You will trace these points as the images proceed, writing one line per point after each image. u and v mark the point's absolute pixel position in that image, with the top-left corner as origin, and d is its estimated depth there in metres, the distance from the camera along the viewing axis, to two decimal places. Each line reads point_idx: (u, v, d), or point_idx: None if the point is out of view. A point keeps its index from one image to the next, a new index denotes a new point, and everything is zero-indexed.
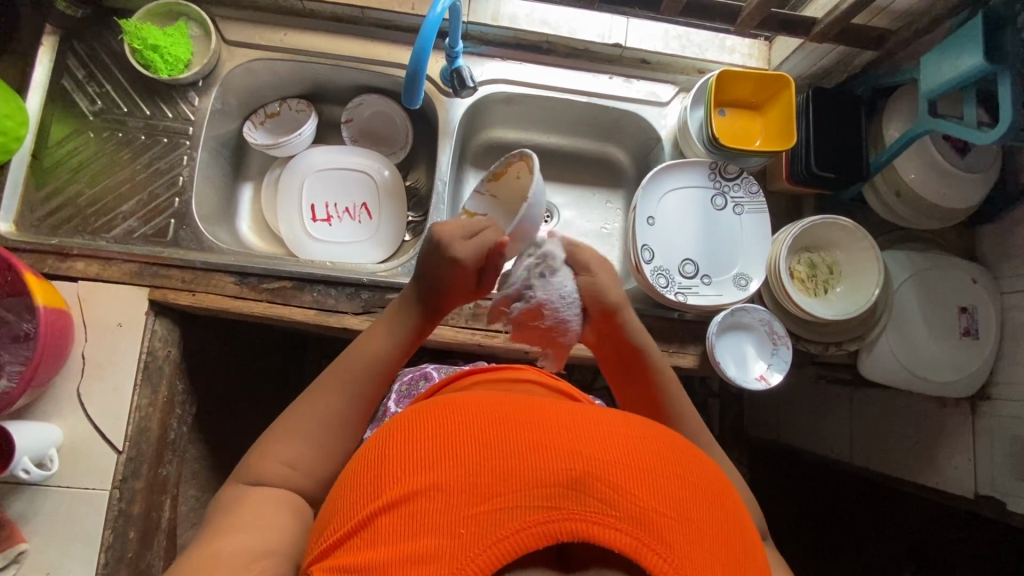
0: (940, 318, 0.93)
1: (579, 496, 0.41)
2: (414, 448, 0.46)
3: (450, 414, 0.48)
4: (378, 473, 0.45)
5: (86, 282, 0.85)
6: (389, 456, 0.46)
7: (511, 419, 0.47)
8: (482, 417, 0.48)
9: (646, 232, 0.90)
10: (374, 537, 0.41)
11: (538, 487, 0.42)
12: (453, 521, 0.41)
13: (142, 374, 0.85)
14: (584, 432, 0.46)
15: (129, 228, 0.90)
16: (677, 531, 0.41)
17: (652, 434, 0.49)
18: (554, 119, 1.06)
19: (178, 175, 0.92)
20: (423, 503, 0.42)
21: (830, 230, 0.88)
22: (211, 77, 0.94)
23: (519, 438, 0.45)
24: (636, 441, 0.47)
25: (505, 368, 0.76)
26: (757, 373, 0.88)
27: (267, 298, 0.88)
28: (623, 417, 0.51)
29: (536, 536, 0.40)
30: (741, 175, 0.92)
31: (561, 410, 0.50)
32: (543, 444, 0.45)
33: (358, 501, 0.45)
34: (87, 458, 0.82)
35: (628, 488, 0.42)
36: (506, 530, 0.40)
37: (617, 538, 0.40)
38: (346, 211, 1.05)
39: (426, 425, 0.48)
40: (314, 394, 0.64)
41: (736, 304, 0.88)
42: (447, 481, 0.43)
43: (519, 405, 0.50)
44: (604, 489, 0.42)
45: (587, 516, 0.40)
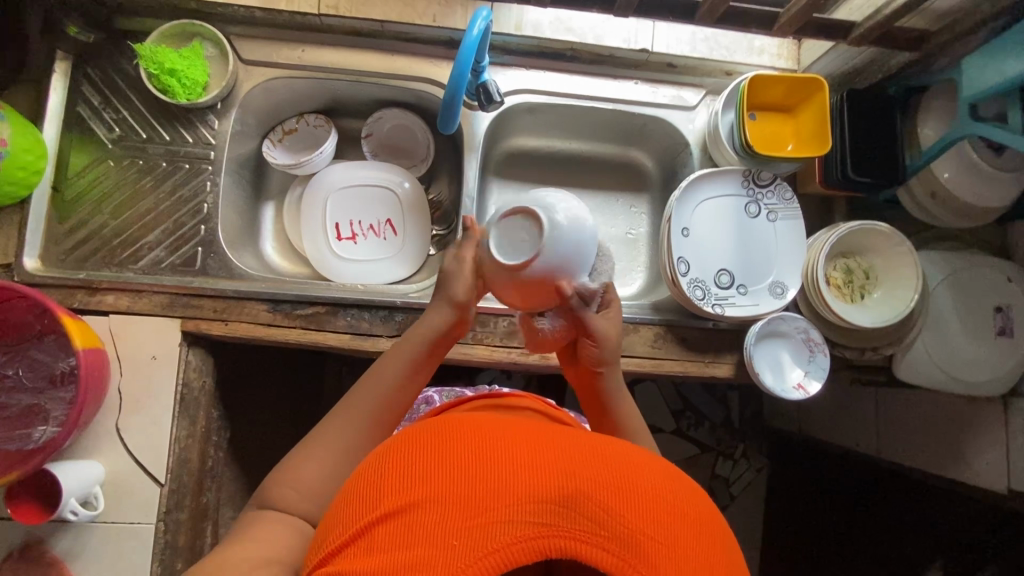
0: (976, 318, 0.93)
1: (570, 514, 0.41)
2: (412, 460, 0.45)
3: (451, 426, 0.48)
4: (376, 483, 0.45)
5: (118, 316, 0.84)
6: (387, 467, 0.46)
7: (508, 434, 0.47)
8: (481, 430, 0.47)
9: (681, 243, 0.89)
10: (369, 546, 0.41)
11: (532, 503, 0.42)
12: (446, 533, 0.40)
13: (180, 407, 0.84)
14: (580, 452, 0.47)
15: (156, 258, 0.88)
16: (663, 552, 0.41)
17: (644, 457, 0.49)
18: (578, 126, 1.04)
19: (202, 202, 0.90)
20: (417, 514, 0.41)
21: (867, 235, 0.87)
22: (229, 98, 0.92)
23: (516, 454, 0.45)
24: (628, 461, 0.47)
25: (507, 395, 0.76)
26: (795, 381, 0.88)
27: (301, 324, 0.87)
28: (617, 439, 0.51)
29: (527, 551, 0.40)
30: (775, 182, 0.91)
31: (558, 429, 0.50)
32: (539, 461, 0.44)
33: (357, 511, 0.45)
34: (131, 493, 0.82)
35: (619, 508, 0.42)
36: (497, 544, 0.40)
37: (604, 556, 0.40)
38: (371, 228, 1.04)
39: (426, 435, 0.48)
40: (327, 426, 0.65)
41: (774, 313, 0.87)
42: (443, 493, 0.42)
43: (517, 423, 0.50)
44: (595, 508, 0.42)
45: (577, 533, 0.41)
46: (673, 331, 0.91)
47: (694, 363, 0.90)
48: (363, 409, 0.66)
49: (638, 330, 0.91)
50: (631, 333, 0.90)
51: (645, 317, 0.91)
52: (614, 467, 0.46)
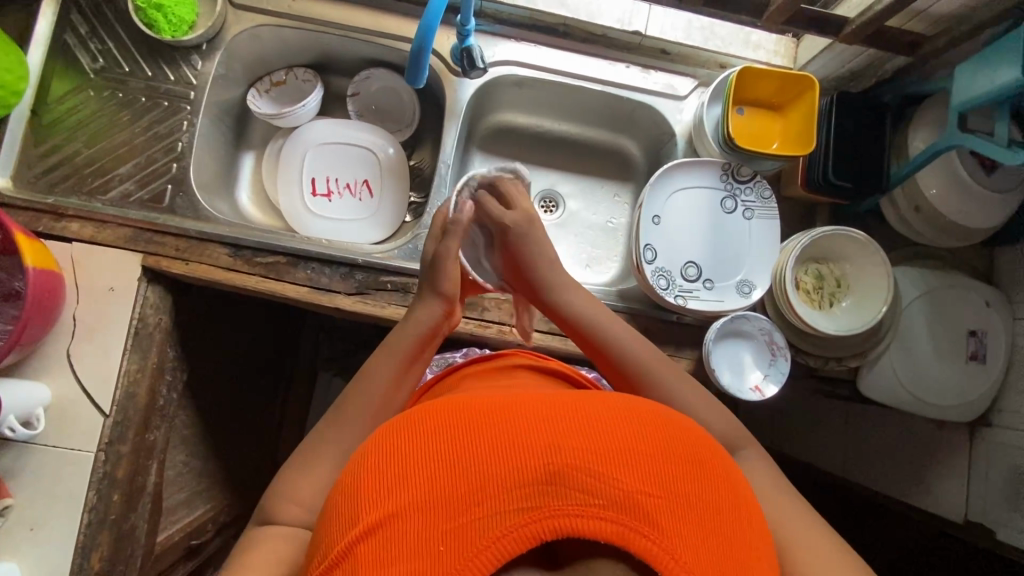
0: (949, 340, 0.90)
1: (559, 491, 0.40)
2: (387, 467, 0.44)
3: (423, 423, 0.47)
4: (352, 497, 0.43)
5: (80, 244, 0.84)
6: (362, 478, 0.44)
7: (482, 418, 0.45)
8: (451, 420, 0.46)
9: (650, 231, 0.87)
10: (354, 567, 0.39)
11: (518, 488, 0.40)
12: (432, 538, 0.39)
13: (133, 341, 0.84)
14: (559, 420, 0.44)
15: (125, 192, 0.88)
16: (662, 511, 0.40)
17: (632, 409, 0.47)
18: (566, 106, 1.03)
19: (177, 141, 0.90)
20: (401, 522, 0.40)
21: (841, 241, 0.85)
22: (215, 40, 0.92)
23: (493, 439, 0.43)
24: (613, 420, 0.45)
25: (500, 355, 0.80)
26: (753, 383, 0.86)
27: (261, 272, 0.87)
28: (599, 396, 0.49)
29: (522, 539, 0.39)
30: (754, 179, 0.89)
31: (536, 399, 0.48)
32: (517, 440, 0.43)
33: (339, 528, 0.43)
34: (74, 419, 0.82)
35: (608, 472, 0.41)
36: (488, 540, 0.38)
37: (604, 528, 0.39)
38: (347, 187, 1.03)
39: (398, 438, 0.46)
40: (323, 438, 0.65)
41: (737, 311, 0.86)
42: (422, 497, 0.41)
43: (491, 402, 0.48)
44: (584, 479, 0.40)
45: (568, 509, 0.39)
46: (635, 320, 0.89)
47: None
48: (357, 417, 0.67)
49: None
50: None
51: (608, 304, 0.89)
52: (602, 427, 0.43)
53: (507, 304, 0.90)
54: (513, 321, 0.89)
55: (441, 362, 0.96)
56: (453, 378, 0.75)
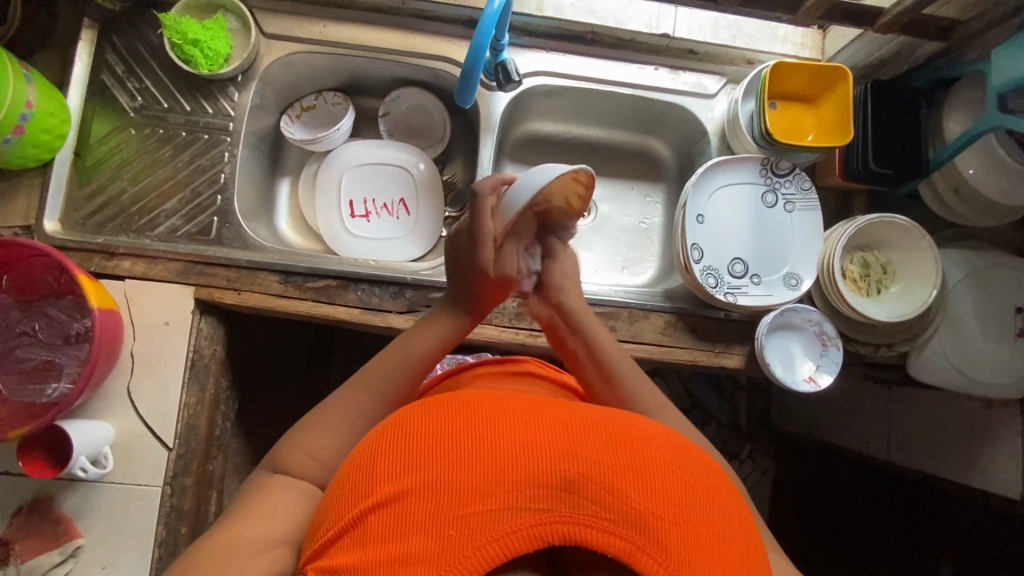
0: (995, 318, 0.90)
1: (571, 498, 0.42)
2: (406, 444, 0.45)
3: (446, 407, 0.48)
4: (367, 469, 0.45)
5: (133, 281, 0.85)
6: (379, 451, 0.46)
7: (507, 415, 0.47)
8: (474, 410, 0.47)
9: (695, 230, 0.87)
10: (363, 538, 0.42)
11: (532, 490, 0.42)
12: (443, 524, 0.41)
13: (190, 373, 0.85)
14: (582, 431, 0.46)
15: (172, 227, 0.89)
16: (671, 534, 0.42)
17: (656, 433, 0.49)
18: (595, 111, 1.05)
19: (219, 173, 0.91)
20: (414, 503, 0.42)
21: (886, 229, 0.86)
22: (250, 71, 0.93)
23: (515, 440, 0.45)
24: (637, 440, 0.47)
25: (511, 359, 0.78)
26: (806, 374, 0.87)
27: (312, 297, 0.87)
28: (622, 414, 0.51)
29: (528, 538, 0.41)
30: (794, 172, 0.89)
31: (562, 406, 0.50)
32: (538, 444, 0.44)
33: (351, 500, 0.45)
34: (139, 456, 0.83)
35: (624, 489, 0.43)
36: (498, 533, 0.41)
37: (609, 539, 0.41)
38: (384, 206, 1.04)
39: (418, 417, 0.47)
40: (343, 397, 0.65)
41: (787, 304, 0.86)
42: (439, 480, 0.43)
43: (517, 401, 0.49)
44: (598, 491, 0.42)
45: (578, 516, 0.42)
46: (684, 319, 0.90)
47: (704, 352, 0.89)
48: (378, 389, 0.66)
49: (649, 317, 0.90)
50: (641, 319, 0.90)
51: (656, 305, 0.90)
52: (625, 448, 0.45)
53: None
54: None
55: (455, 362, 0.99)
56: (467, 375, 0.74)
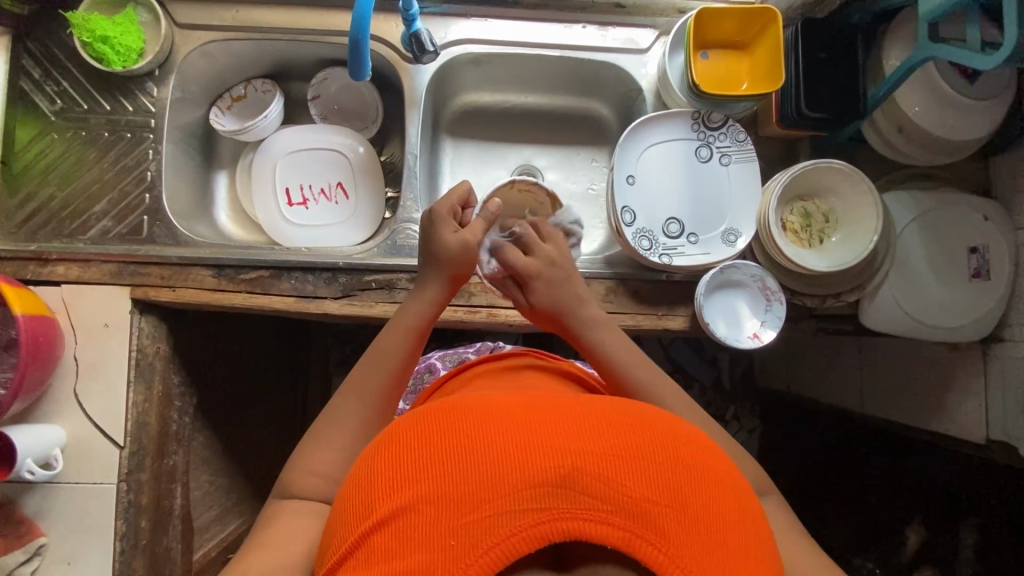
0: (949, 260, 0.88)
1: (569, 494, 0.43)
2: (402, 461, 0.47)
3: (438, 420, 0.49)
4: (366, 490, 0.47)
5: (69, 285, 0.86)
6: (377, 471, 0.48)
7: (498, 419, 0.48)
8: (468, 420, 0.49)
9: (625, 192, 0.85)
10: (370, 557, 0.44)
11: (529, 489, 0.44)
12: (444, 534, 0.43)
13: (134, 372, 0.86)
14: (572, 426, 0.48)
15: (104, 229, 0.89)
16: (669, 519, 0.43)
17: (647, 419, 0.50)
18: (529, 77, 1.02)
19: (145, 170, 0.90)
20: (414, 516, 0.43)
21: (824, 174, 0.82)
22: (167, 64, 0.92)
23: (507, 442, 0.46)
24: (625, 426, 0.49)
25: (506, 354, 0.80)
26: (751, 331, 0.85)
27: (247, 288, 0.87)
28: (613, 402, 0.53)
29: (529, 539, 0.42)
30: (727, 124, 0.86)
31: (551, 403, 0.51)
32: (530, 442, 0.46)
33: (354, 520, 0.47)
34: (92, 455, 0.85)
35: (618, 479, 0.44)
36: (499, 536, 0.42)
37: (610, 531, 0.43)
38: (322, 192, 1.03)
39: (413, 434, 0.49)
40: (338, 408, 0.68)
41: (725, 261, 0.84)
42: (436, 493, 0.44)
43: (506, 403, 0.51)
44: (593, 484, 0.44)
45: (576, 511, 0.43)
46: (625, 285, 0.88)
47: (647, 316, 0.87)
48: (368, 390, 0.69)
49: (589, 285, 0.88)
50: None
51: (595, 272, 0.88)
52: (617, 438, 0.47)
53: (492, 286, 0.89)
54: (501, 301, 0.89)
55: (455, 359, 1.00)
56: (462, 378, 0.76)
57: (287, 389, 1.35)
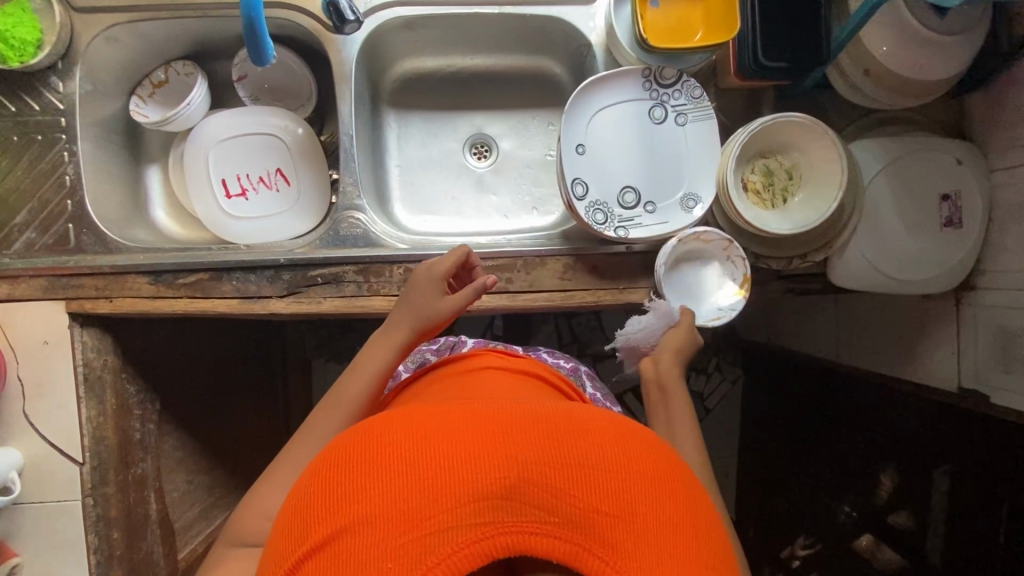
0: (920, 209, 0.84)
1: (513, 506, 0.41)
2: (342, 481, 0.44)
3: (381, 434, 0.47)
4: (303, 513, 0.44)
5: (0, 304, 0.82)
6: (315, 492, 0.45)
7: (442, 430, 0.46)
8: (412, 431, 0.46)
9: (576, 162, 0.79)
10: None
11: (471, 504, 0.41)
12: (381, 556, 0.39)
13: (84, 388, 0.84)
14: (518, 433, 0.45)
15: (29, 241, 0.84)
16: (618, 527, 0.42)
17: (597, 423, 0.49)
18: (471, 38, 0.95)
19: (64, 175, 0.84)
20: (351, 538, 0.40)
21: (784, 129, 0.77)
22: (69, 55, 0.84)
23: (450, 453, 0.44)
24: (573, 431, 0.47)
25: (467, 355, 0.78)
26: (715, 300, 0.82)
27: (187, 293, 0.83)
28: (562, 407, 0.51)
29: (472, 556, 0.40)
30: (681, 79, 0.79)
31: (499, 408, 0.49)
32: (475, 453, 0.44)
33: (289, 545, 0.43)
34: (53, 473, 0.84)
35: (564, 488, 0.42)
36: (438, 556, 0.39)
37: (555, 544, 0.41)
38: (261, 180, 0.96)
39: (353, 451, 0.46)
40: (293, 451, 0.70)
41: (685, 229, 0.79)
42: (374, 511, 0.41)
43: (453, 413, 0.48)
44: (538, 494, 0.42)
45: (522, 525, 0.41)
46: (584, 260, 0.85)
47: (608, 291, 0.85)
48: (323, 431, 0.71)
49: (546, 263, 0.86)
50: (537, 266, 0.85)
51: (551, 248, 0.85)
52: (566, 445, 0.45)
53: None
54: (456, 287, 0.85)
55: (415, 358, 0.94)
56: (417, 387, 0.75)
57: (261, 380, 1.34)
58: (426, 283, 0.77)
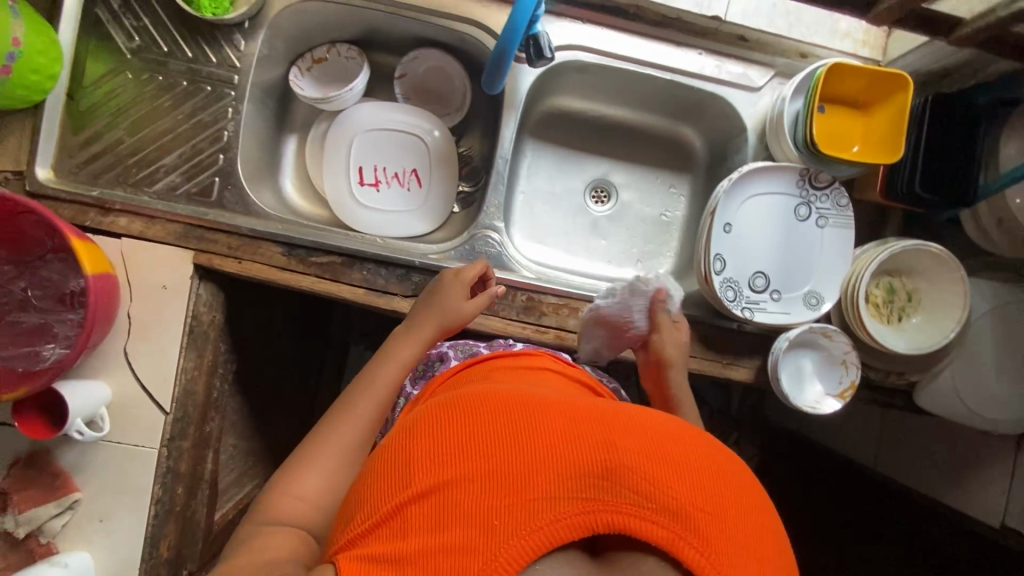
0: (1014, 357, 0.89)
1: (613, 487, 0.42)
2: (443, 440, 0.46)
3: (480, 405, 0.49)
4: (401, 464, 0.46)
5: (130, 240, 0.81)
6: (413, 446, 0.47)
7: (541, 411, 0.48)
8: (511, 407, 0.48)
9: (720, 240, 0.83)
10: (404, 528, 0.42)
11: (573, 479, 0.42)
12: (485, 513, 0.41)
13: (188, 340, 0.84)
14: (615, 426, 0.47)
15: (172, 184, 0.84)
16: (712, 523, 0.42)
17: (686, 431, 0.50)
18: (627, 92, 0.98)
19: (222, 130, 0.85)
20: (455, 492, 0.42)
21: (920, 257, 0.82)
22: (258, 18, 0.85)
23: (552, 432, 0.45)
24: (665, 433, 0.48)
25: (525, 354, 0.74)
26: (812, 397, 0.86)
27: (316, 272, 0.84)
28: (649, 411, 0.52)
29: (571, 527, 0.41)
30: (833, 186, 0.84)
31: (592, 404, 0.51)
32: (576, 436, 0.45)
33: (386, 492, 0.45)
34: (137, 417, 0.83)
35: (662, 479, 0.43)
36: (540, 521, 0.41)
37: (653, 529, 0.41)
38: (395, 176, 0.98)
39: (452, 416, 0.48)
40: (328, 429, 0.65)
41: (805, 324, 0.84)
42: (478, 472, 0.43)
43: (548, 399, 0.51)
44: (638, 479, 0.43)
45: (621, 505, 0.42)
46: (696, 328, 0.88)
47: (711, 363, 0.87)
48: (361, 411, 0.66)
49: None
50: None
51: None
52: (660, 442, 0.46)
53: (563, 309, 0.87)
54: (570, 325, 0.86)
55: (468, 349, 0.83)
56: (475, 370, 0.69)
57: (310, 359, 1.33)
58: (454, 284, 0.78)
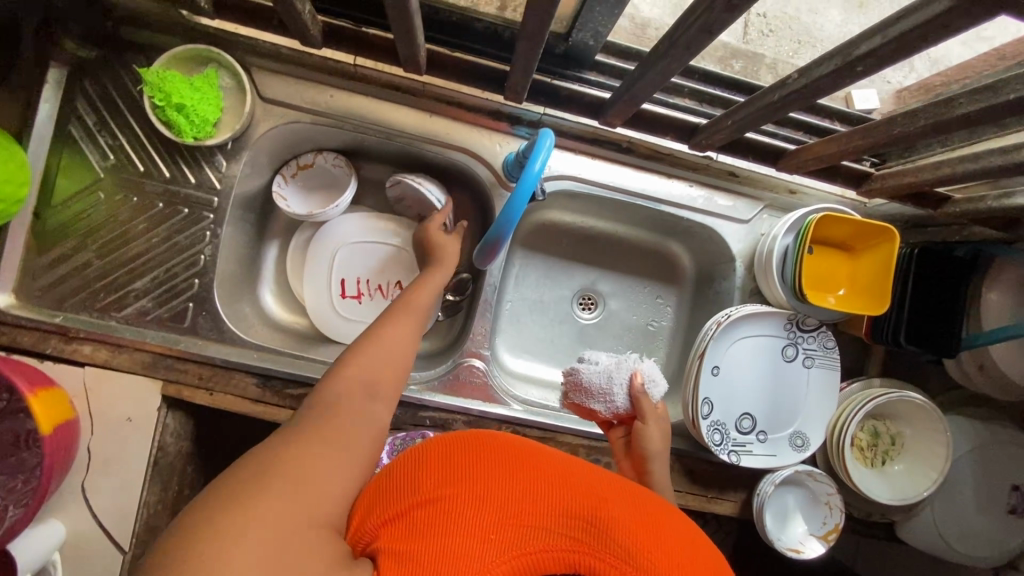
0: (992, 493, 0.89)
1: (600, 536, 0.45)
2: (456, 464, 0.48)
3: (491, 443, 0.52)
4: (412, 474, 0.48)
5: (94, 369, 0.77)
6: (426, 461, 0.49)
7: (543, 463, 0.52)
8: (519, 450, 0.52)
9: (709, 382, 0.82)
10: (408, 526, 0.44)
11: (567, 519, 0.45)
12: (487, 528, 0.43)
13: (152, 472, 0.78)
14: (606, 489, 0.51)
15: (142, 309, 0.80)
16: None
17: (671, 512, 0.53)
18: (617, 210, 0.98)
19: (199, 254, 0.82)
20: (462, 502, 0.45)
21: (905, 405, 0.82)
22: (241, 138, 0.82)
23: (552, 481, 0.49)
24: (650, 506, 0.51)
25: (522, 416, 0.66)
26: (797, 536, 0.84)
27: (292, 405, 0.81)
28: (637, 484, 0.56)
29: (558, 562, 0.43)
30: (819, 329, 0.85)
31: (589, 468, 0.55)
32: (571, 490, 0.49)
33: (394, 496, 0.47)
34: (94, 557, 0.76)
35: (646, 542, 0.46)
36: (533, 547, 0.43)
37: None
38: (379, 288, 0.96)
39: (467, 444, 0.52)
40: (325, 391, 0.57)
41: (792, 467, 0.83)
42: (486, 491, 0.46)
43: (549, 456, 0.54)
44: (624, 536, 0.45)
45: (606, 556, 0.44)
46: (682, 462, 0.87)
47: (696, 498, 0.86)
48: (360, 376, 0.59)
49: None
50: None
51: None
52: (647, 511, 0.50)
53: (547, 441, 0.85)
54: None
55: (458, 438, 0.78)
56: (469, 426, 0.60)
57: None
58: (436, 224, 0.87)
